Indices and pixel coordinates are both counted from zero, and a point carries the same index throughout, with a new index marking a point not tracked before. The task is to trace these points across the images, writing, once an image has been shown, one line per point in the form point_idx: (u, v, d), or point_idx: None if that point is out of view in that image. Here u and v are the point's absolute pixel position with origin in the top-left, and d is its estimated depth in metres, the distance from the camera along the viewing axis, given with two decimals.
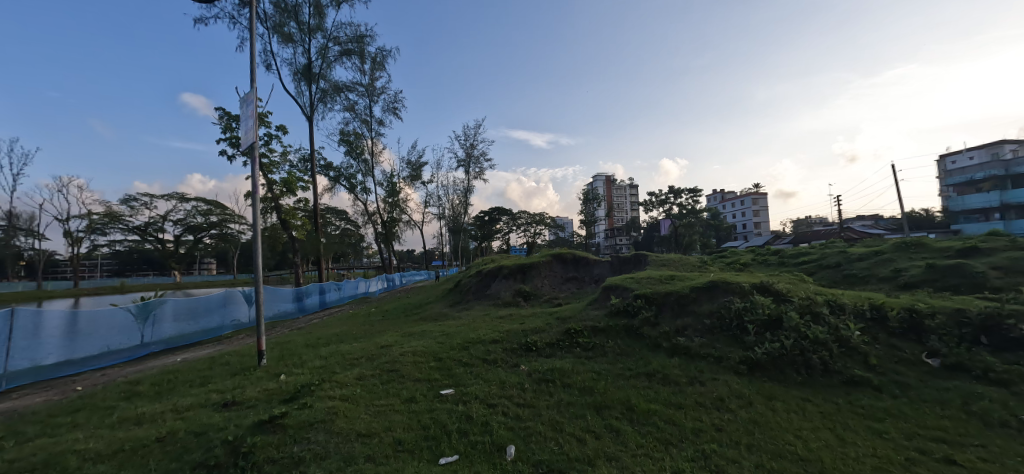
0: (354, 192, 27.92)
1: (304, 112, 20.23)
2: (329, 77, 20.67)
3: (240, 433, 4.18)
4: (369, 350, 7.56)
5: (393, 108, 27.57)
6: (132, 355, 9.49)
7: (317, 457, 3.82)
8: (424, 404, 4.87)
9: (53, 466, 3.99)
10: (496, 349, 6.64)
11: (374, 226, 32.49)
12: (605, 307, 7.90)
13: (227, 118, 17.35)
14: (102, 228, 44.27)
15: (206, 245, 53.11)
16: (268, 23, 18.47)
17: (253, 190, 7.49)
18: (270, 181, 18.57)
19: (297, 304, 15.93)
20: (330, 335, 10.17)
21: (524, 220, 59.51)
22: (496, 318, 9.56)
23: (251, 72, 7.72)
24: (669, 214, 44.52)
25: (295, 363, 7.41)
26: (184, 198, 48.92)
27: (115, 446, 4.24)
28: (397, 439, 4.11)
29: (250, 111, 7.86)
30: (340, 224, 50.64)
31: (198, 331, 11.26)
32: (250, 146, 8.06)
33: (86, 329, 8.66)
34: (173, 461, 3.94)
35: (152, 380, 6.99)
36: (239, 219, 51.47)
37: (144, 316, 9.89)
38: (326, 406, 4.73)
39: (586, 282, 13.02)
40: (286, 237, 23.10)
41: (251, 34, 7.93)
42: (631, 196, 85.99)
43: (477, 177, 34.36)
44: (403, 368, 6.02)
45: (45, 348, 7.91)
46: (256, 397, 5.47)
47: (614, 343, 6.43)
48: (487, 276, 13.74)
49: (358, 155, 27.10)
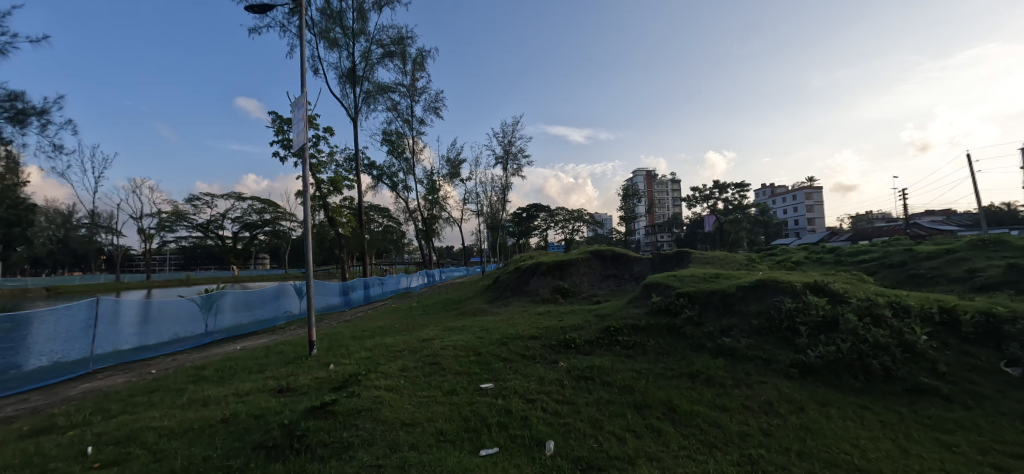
0: (396, 190, 28.94)
1: (348, 114, 21.13)
2: (372, 78, 21.42)
3: (295, 418, 4.43)
4: (411, 343, 7.83)
5: (434, 107, 28.40)
6: (198, 342, 10.32)
7: (365, 443, 4.03)
8: (464, 396, 5.01)
9: (134, 440, 4.43)
10: (534, 344, 6.70)
11: (416, 223, 33.50)
12: (645, 305, 7.75)
13: (279, 120, 18.48)
14: (170, 225, 48.44)
15: (260, 242, 56.76)
16: (315, 30, 19.43)
17: (304, 189, 7.91)
18: (318, 180, 19.59)
19: (343, 298, 16.72)
20: (374, 328, 10.57)
21: (561, 216, 59.10)
22: (534, 314, 9.61)
23: (301, 77, 8.15)
24: (714, 210, 42.71)
25: (342, 354, 7.78)
26: (242, 197, 52.80)
27: (186, 425, 4.65)
28: (440, 429, 4.26)
29: (301, 114, 8.30)
30: (382, 221, 52.41)
31: (255, 321, 12.11)
32: (301, 148, 8.51)
33: (158, 317, 9.52)
34: (237, 441, 4.25)
35: (216, 366, 7.58)
36: (290, 216, 54.86)
37: (208, 306, 10.73)
38: (373, 395, 4.97)
39: (626, 280, 12.82)
40: (333, 233, 24.12)
41: (301, 40, 8.34)
42: (671, 192, 83.68)
43: (515, 173, 34.43)
44: (444, 362, 6.20)
45: (124, 335, 8.79)
46: (308, 384, 5.81)
47: (655, 343, 6.30)
48: (526, 272, 13.83)
49: (400, 153, 27.96)
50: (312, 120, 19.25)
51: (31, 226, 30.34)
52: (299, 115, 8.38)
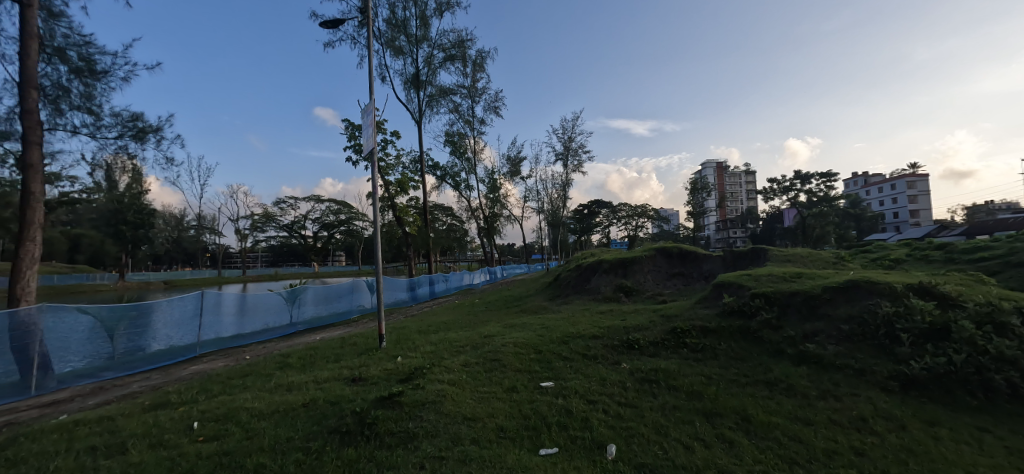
0: (459, 189, 29.83)
1: (413, 118, 22.11)
2: (435, 82, 22.19)
3: (366, 406, 4.71)
4: (473, 339, 8.00)
5: (494, 107, 28.86)
6: (285, 331, 11.36)
7: (428, 435, 4.15)
8: (524, 394, 5.01)
9: (231, 418, 4.96)
10: (596, 344, 6.54)
11: (478, 221, 34.29)
12: (716, 306, 7.25)
13: (351, 127, 19.78)
14: (262, 226, 53.97)
15: (337, 241, 61.38)
16: (382, 40, 20.52)
17: (373, 190, 8.37)
18: (387, 182, 20.71)
19: (411, 293, 17.59)
20: (438, 323, 10.96)
21: (624, 212, 57.34)
22: (596, 313, 9.39)
23: (370, 85, 8.62)
24: (795, 203, 39.04)
25: (409, 347, 8.14)
26: (321, 199, 57.53)
27: (273, 408, 5.12)
28: (500, 425, 4.29)
29: (369, 120, 8.80)
30: (446, 220, 54.35)
31: (332, 314, 13.09)
32: (370, 152, 9.01)
33: (252, 309, 10.60)
34: (315, 424, 4.60)
35: (299, 355, 8.29)
36: (363, 216, 58.76)
37: (292, 300, 11.77)
38: (436, 389, 5.14)
39: (695, 279, 12.12)
40: (401, 232, 25.39)
41: (369, 50, 8.82)
42: (744, 184, 77.97)
43: (576, 170, 33.95)
44: (504, 359, 6.26)
45: (225, 324, 9.89)
46: (378, 375, 6.15)
47: (727, 346, 5.88)
48: (587, 270, 13.58)
49: (462, 154, 28.74)
50: (381, 125, 20.40)
51: (155, 228, 35.33)
52: (368, 122, 8.89)
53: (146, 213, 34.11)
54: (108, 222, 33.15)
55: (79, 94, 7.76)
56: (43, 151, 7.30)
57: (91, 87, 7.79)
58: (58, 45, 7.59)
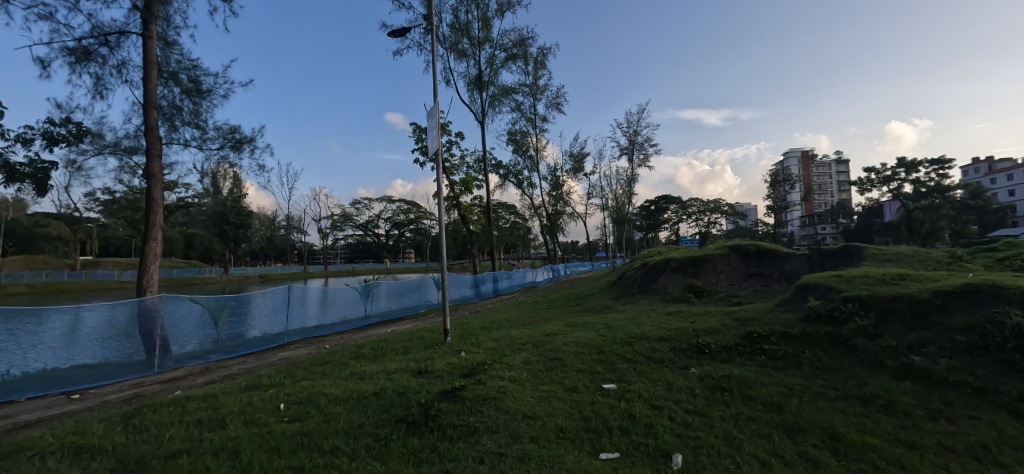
0: (522, 187, 30.07)
1: (477, 119, 22.64)
2: (497, 82, 22.51)
3: (430, 398, 4.90)
4: (534, 336, 8.02)
5: (557, 104, 28.66)
6: (360, 323, 12.19)
7: (488, 430, 4.21)
8: (585, 395, 4.92)
9: (312, 401, 5.43)
10: (662, 347, 6.24)
11: (541, 219, 34.33)
12: (799, 310, 6.59)
13: (419, 130, 20.71)
14: (341, 225, 58.45)
15: (407, 239, 64.78)
16: (446, 44, 21.20)
17: (439, 190, 8.68)
18: (452, 181, 21.43)
19: (475, 290, 18.07)
20: (501, 320, 11.13)
21: (694, 208, 54.22)
22: (663, 314, 8.97)
23: (434, 88, 8.94)
24: (898, 195, 34.36)
25: (472, 343, 8.35)
26: (393, 200, 61.13)
27: (348, 394, 5.51)
28: (559, 426, 4.25)
29: (434, 122, 9.13)
30: (509, 218, 55.20)
31: (402, 308, 13.83)
32: (435, 153, 9.34)
33: (332, 302, 11.49)
34: (384, 412, 4.87)
35: (371, 346, 8.85)
36: (430, 215, 61.48)
37: (367, 294, 12.61)
38: (497, 385, 5.21)
39: (775, 280, 11.11)
40: (466, 231, 26.16)
41: (434, 55, 9.13)
42: (835, 174, 70.13)
43: (642, 164, 32.69)
44: (566, 358, 6.18)
45: (309, 315, 10.83)
46: (442, 369, 6.38)
47: (812, 355, 5.32)
48: (654, 269, 13.01)
49: (524, 152, 28.90)
50: (446, 127, 21.14)
51: (252, 228, 39.68)
52: (433, 124, 9.23)
53: (245, 214, 38.40)
54: (216, 223, 37.82)
55: (189, 111, 8.90)
56: (163, 162, 8.47)
57: (198, 105, 8.88)
58: (172, 70, 8.76)
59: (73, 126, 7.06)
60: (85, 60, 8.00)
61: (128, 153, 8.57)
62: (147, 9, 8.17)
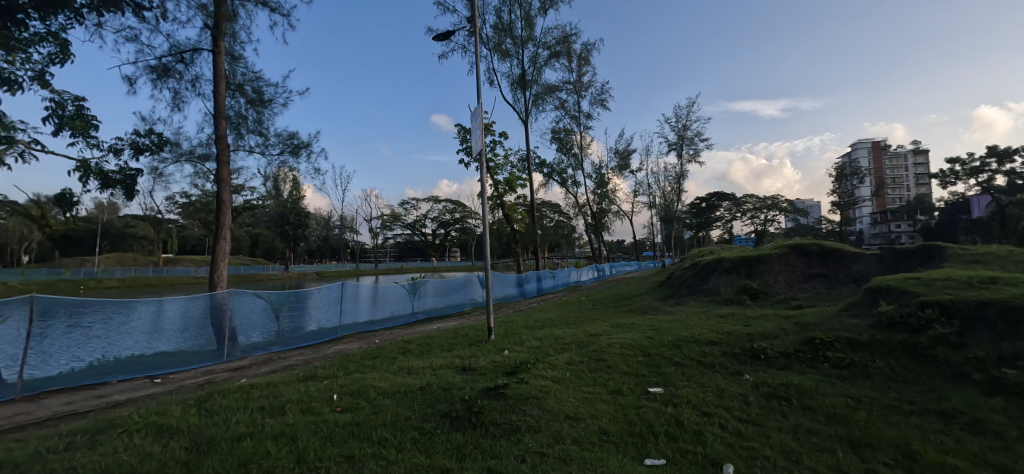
0: (565, 186, 29.85)
1: (520, 118, 22.72)
2: (540, 81, 22.47)
3: (474, 395, 4.97)
4: (578, 336, 7.93)
5: (601, 100, 28.14)
6: (408, 319, 12.61)
7: (530, 429, 4.22)
8: (630, 398, 4.79)
9: (363, 393, 5.69)
10: (713, 351, 5.95)
11: (585, 218, 33.89)
12: (869, 315, 6.05)
13: (463, 131, 21.09)
14: (390, 225, 60.85)
15: (453, 238, 66.29)
16: (490, 45, 21.44)
17: (482, 189, 8.78)
18: (496, 181, 21.65)
19: (518, 289, 18.16)
20: (545, 319, 11.10)
21: (749, 205, 51.27)
22: (715, 317, 8.56)
23: (478, 89, 9.05)
24: (990, 188, 30.65)
25: (515, 341, 8.40)
26: (439, 200, 62.82)
27: (396, 388, 5.72)
28: (603, 428, 4.16)
29: (478, 123, 9.25)
30: (553, 217, 55.00)
31: (448, 305, 14.15)
32: (479, 153, 9.47)
33: (382, 298, 11.98)
34: (429, 407, 5.00)
35: (418, 342, 9.14)
36: (475, 215, 62.59)
37: (414, 291, 13.03)
38: (539, 384, 5.20)
39: (840, 282, 10.26)
40: (510, 230, 26.30)
41: (478, 57, 9.26)
42: (913, 166, 63.71)
43: (691, 160, 31.39)
44: (610, 359, 6.06)
45: (361, 310, 11.36)
46: (486, 366, 6.46)
47: (884, 365, 4.87)
48: (704, 269, 12.45)
49: (568, 150, 28.64)
50: (490, 127, 21.38)
51: (310, 227, 42.18)
52: (476, 124, 9.36)
53: (303, 215, 40.92)
54: (278, 223, 40.62)
55: (253, 120, 9.60)
56: (230, 168, 9.19)
57: (261, 113, 9.56)
58: (239, 82, 9.49)
59: (155, 137, 7.82)
60: (165, 76, 8.85)
61: (201, 159, 9.37)
62: (216, 27, 8.90)
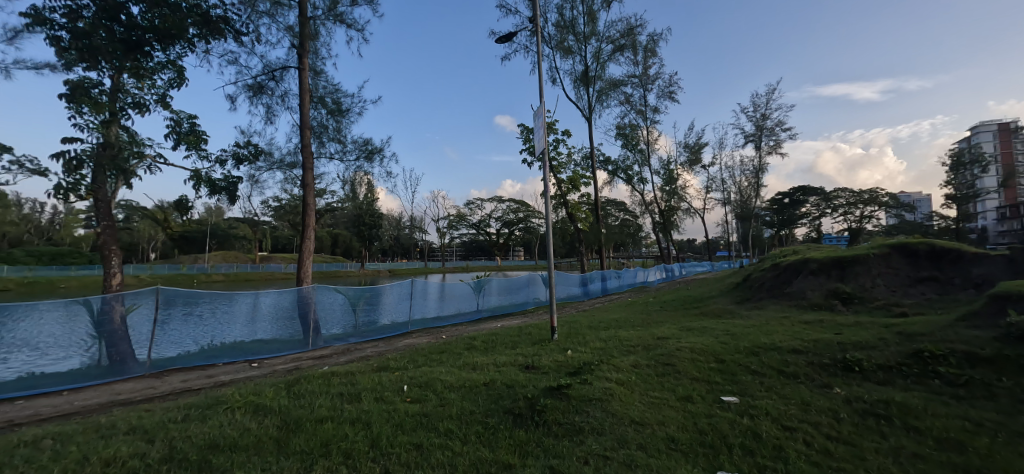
0: (631, 183, 28.92)
1: (583, 115, 22.41)
2: (604, 76, 21.97)
3: (537, 393, 5.00)
4: (644, 339, 7.66)
5: (669, 92, 26.88)
6: (473, 316, 12.99)
7: (594, 431, 4.16)
8: (701, 406, 4.53)
9: (430, 385, 5.97)
10: (796, 360, 5.45)
11: (652, 216, 32.60)
12: (992, 327, 5.21)
13: (526, 131, 21.26)
14: (457, 225, 63.07)
15: (516, 237, 67.13)
16: (552, 44, 21.39)
17: (545, 188, 8.77)
18: (559, 180, 21.57)
19: (582, 289, 17.92)
20: (609, 320, 10.86)
21: (842, 200, 45.98)
22: (799, 323, 7.82)
23: (540, 89, 9.07)
24: None
25: (579, 342, 8.32)
26: (503, 200, 63.95)
27: (462, 383, 5.93)
28: (671, 436, 4.00)
29: (541, 122, 9.26)
30: (618, 216, 53.57)
31: (512, 304, 14.36)
32: (542, 152, 9.47)
33: (448, 295, 12.45)
34: (493, 402, 5.13)
35: (482, 339, 9.38)
36: (539, 214, 62.93)
37: (478, 289, 13.39)
38: (604, 386, 5.10)
39: (957, 287, 8.88)
40: (573, 229, 26.03)
41: (540, 57, 9.28)
42: None
43: (772, 152, 28.94)
44: (679, 364, 5.78)
45: (429, 306, 11.90)
46: (549, 365, 6.47)
47: (1012, 385, 4.16)
48: (787, 270, 11.41)
49: (634, 145, 27.72)
50: (553, 125, 21.33)
51: (382, 228, 44.96)
52: (539, 124, 9.39)
53: (378, 216, 43.73)
54: (355, 224, 43.76)
55: (333, 128, 10.44)
56: (314, 174, 10.08)
57: (340, 122, 10.37)
58: (321, 95, 10.39)
59: (252, 148, 8.80)
60: (259, 93, 9.93)
61: (290, 167, 10.38)
62: (301, 46, 9.81)
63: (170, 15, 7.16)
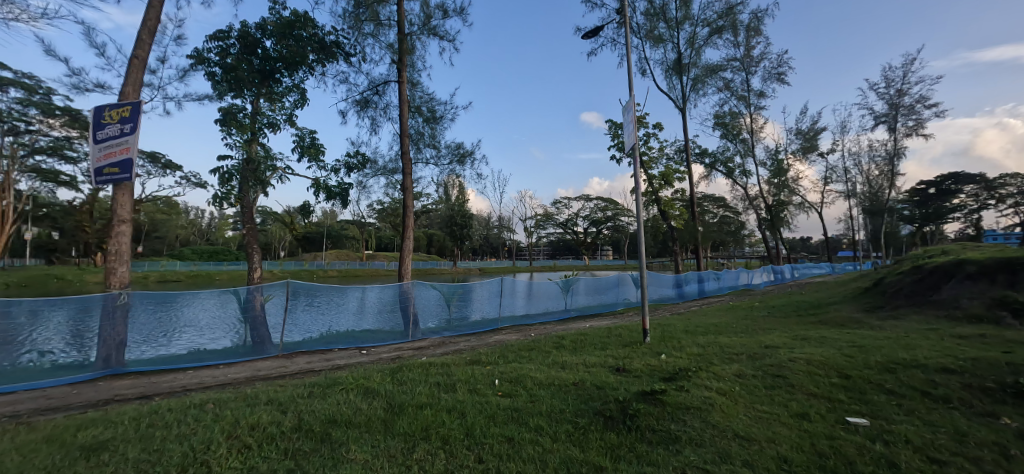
0: (732, 176, 26.56)
1: (677, 106, 21.12)
2: (700, 63, 20.46)
3: (628, 397, 4.83)
4: (750, 347, 6.98)
5: (777, 74, 24.15)
6: (561, 315, 12.97)
7: (692, 442, 3.90)
8: (820, 426, 4.00)
9: (520, 381, 6.10)
10: (948, 381, 4.55)
11: (757, 211, 29.55)
12: None
13: (615, 127, 20.68)
14: (544, 224, 63.59)
15: (604, 236, 65.58)
16: (641, 34, 20.48)
17: (636, 184, 8.44)
18: (650, 176, 20.61)
19: (677, 290, 16.90)
20: (708, 324, 10.09)
21: (1009, 190, 36.99)
22: (954, 336, 6.51)
23: (630, 82, 8.74)
24: None
25: (674, 346, 7.86)
26: (590, 198, 63.02)
27: (551, 380, 5.96)
28: (783, 455, 3.59)
29: (631, 116, 8.93)
30: (717, 212, 49.56)
31: (600, 304, 14.06)
32: (632, 147, 9.12)
33: (536, 294, 12.61)
34: (583, 403, 5.08)
35: (571, 338, 9.34)
36: (628, 212, 60.84)
37: (566, 288, 13.34)
38: (703, 395, 4.76)
39: None
40: (666, 227, 24.64)
41: (628, 48, 8.95)
42: None
43: (913, 133, 24.44)
44: (793, 377, 5.17)
45: (517, 304, 12.14)
46: (641, 369, 6.23)
47: None
48: (934, 274, 9.57)
49: (735, 135, 25.41)
50: (643, 119, 20.41)
51: (472, 228, 47.00)
52: (629, 118, 9.06)
53: (468, 217, 45.82)
54: (448, 225, 46.36)
55: (429, 135, 11.18)
56: (413, 178, 10.89)
57: (435, 129, 11.07)
58: (418, 104, 11.18)
59: (359, 157, 9.79)
60: (366, 107, 11.02)
61: (392, 173, 11.34)
62: (400, 61, 10.68)
63: (293, 45, 8.32)
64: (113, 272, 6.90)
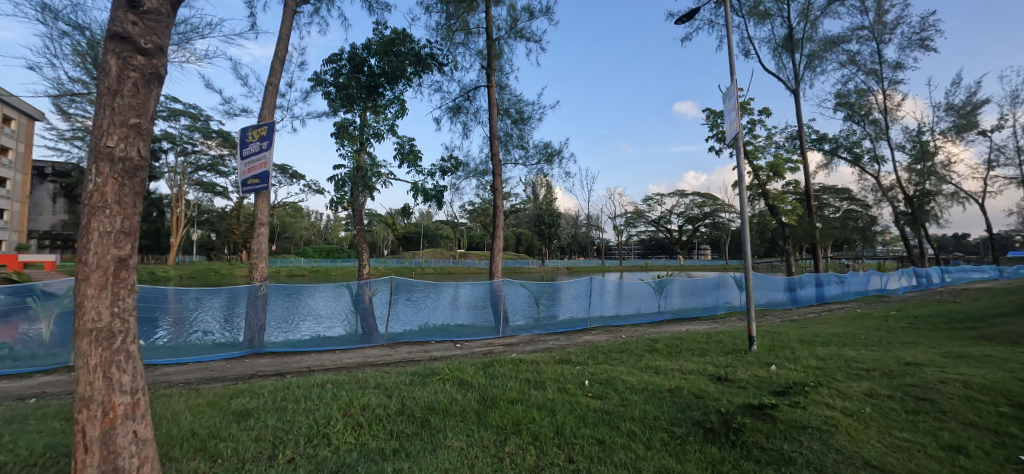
0: (860, 164, 22.97)
1: (788, 87, 18.86)
2: (817, 36, 18.01)
3: (732, 409, 4.43)
4: (887, 363, 5.96)
5: (921, 40, 20.32)
6: (654, 318, 12.38)
7: (810, 466, 3.46)
8: (984, 463, 3.29)
9: (610, 384, 5.93)
10: None
11: (894, 204, 25.17)
12: None
13: (713, 115, 19.12)
14: (634, 222, 61.17)
15: (701, 234, 61.02)
16: (744, 11, 18.65)
17: (739, 177, 7.71)
18: (755, 167, 18.69)
19: (789, 294, 15.08)
20: (829, 334, 8.86)
21: None
22: None
23: (732, 66, 8.00)
24: None
25: (788, 357, 7.03)
26: (685, 194, 59.13)
27: (643, 385, 5.71)
28: None
29: (732, 103, 8.18)
30: (840, 205, 43.11)
31: (698, 307, 13.14)
32: (734, 137, 8.33)
33: (627, 294, 12.19)
34: (679, 411, 4.78)
35: (665, 342, 8.85)
36: (729, 208, 55.92)
37: (660, 289, 12.67)
38: (823, 414, 4.19)
39: None
40: (775, 224, 22.15)
41: (729, 28, 8.21)
42: None
43: None
44: (946, 402, 4.30)
45: (607, 304, 11.85)
46: (746, 380, 5.68)
47: None
48: None
49: (863, 116, 21.95)
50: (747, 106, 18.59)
51: (559, 227, 46.92)
52: (730, 105, 8.30)
53: (555, 216, 45.86)
54: (536, 224, 46.89)
55: (517, 136, 11.41)
56: (502, 179, 11.21)
57: (522, 130, 11.27)
58: (506, 107, 11.47)
59: (453, 160, 10.35)
60: (458, 113, 11.59)
61: (482, 174, 11.81)
62: (489, 66, 11.05)
63: (394, 61, 9.08)
64: (256, 267, 8.21)
